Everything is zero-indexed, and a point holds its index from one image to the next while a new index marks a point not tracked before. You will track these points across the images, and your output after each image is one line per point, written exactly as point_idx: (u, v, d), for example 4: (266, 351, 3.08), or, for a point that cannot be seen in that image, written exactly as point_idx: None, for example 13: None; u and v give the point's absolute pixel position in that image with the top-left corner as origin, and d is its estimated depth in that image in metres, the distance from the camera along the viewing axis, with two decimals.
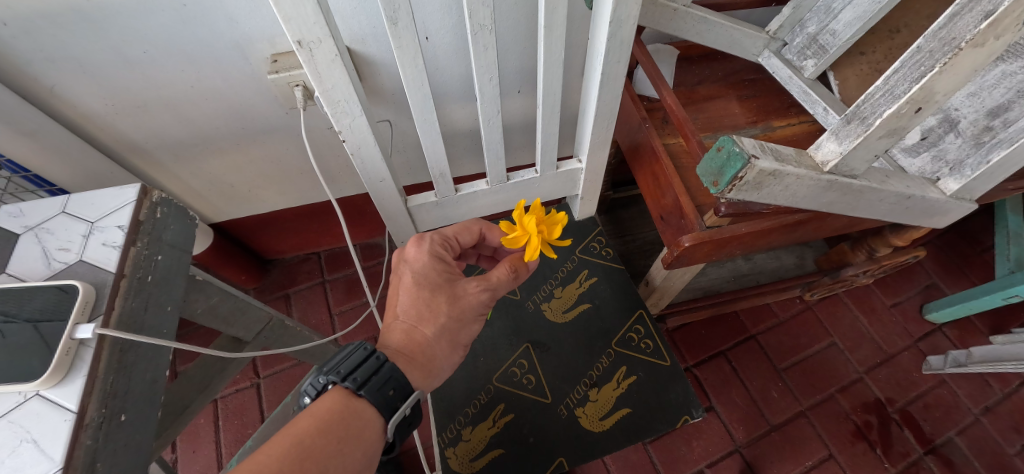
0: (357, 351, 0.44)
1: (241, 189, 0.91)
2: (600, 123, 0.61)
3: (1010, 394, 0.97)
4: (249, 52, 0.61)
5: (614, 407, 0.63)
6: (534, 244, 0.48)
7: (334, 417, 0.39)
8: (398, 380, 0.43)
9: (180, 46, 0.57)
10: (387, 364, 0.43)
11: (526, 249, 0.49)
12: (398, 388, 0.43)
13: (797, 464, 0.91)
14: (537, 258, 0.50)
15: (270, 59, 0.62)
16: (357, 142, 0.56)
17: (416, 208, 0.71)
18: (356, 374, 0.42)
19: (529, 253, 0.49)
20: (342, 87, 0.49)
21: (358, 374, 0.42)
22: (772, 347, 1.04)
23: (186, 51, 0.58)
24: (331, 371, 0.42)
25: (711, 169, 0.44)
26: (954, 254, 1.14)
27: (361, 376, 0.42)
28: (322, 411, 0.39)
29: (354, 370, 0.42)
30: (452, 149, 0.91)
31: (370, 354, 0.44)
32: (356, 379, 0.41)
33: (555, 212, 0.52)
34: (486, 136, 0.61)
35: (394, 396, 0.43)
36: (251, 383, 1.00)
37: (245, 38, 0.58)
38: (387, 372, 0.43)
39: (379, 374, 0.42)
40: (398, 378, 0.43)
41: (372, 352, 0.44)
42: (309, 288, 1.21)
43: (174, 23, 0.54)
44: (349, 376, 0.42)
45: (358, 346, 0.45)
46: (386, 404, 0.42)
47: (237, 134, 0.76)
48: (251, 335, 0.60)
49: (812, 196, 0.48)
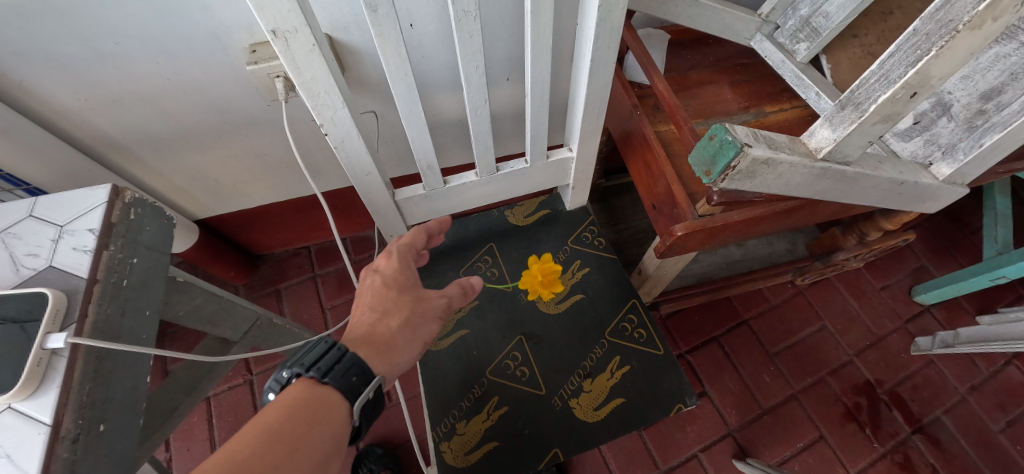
0: (320, 342, 0.42)
1: (226, 184, 0.89)
2: (590, 111, 0.59)
3: (995, 373, 1.00)
4: (226, 41, 0.58)
5: (608, 397, 0.63)
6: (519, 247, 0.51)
7: (299, 406, 0.38)
8: (362, 366, 0.42)
9: (155, 37, 0.54)
10: (350, 351, 0.42)
11: None
12: (361, 373, 0.42)
13: (787, 446, 0.92)
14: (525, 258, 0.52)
15: (250, 49, 0.59)
16: (340, 135, 0.54)
17: (405, 202, 0.67)
18: (320, 363, 0.41)
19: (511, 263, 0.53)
20: (322, 77, 0.47)
21: (321, 363, 0.41)
22: (764, 332, 1.05)
23: (162, 43, 0.56)
24: (294, 364, 0.41)
25: (703, 158, 0.43)
26: (943, 236, 1.14)
27: (325, 364, 0.41)
28: (287, 401, 0.38)
29: (318, 359, 0.41)
30: (440, 139, 0.89)
31: (333, 344, 0.42)
32: (319, 367, 0.40)
33: None
34: (473, 127, 0.59)
35: (358, 380, 0.42)
36: (244, 380, 0.99)
37: (222, 28, 0.56)
38: (350, 359, 0.42)
39: (342, 362, 0.41)
40: (361, 364, 0.42)
41: (334, 342, 0.43)
42: (299, 283, 1.19)
43: (147, 13, 0.51)
44: (313, 366, 0.40)
45: (321, 337, 0.43)
46: (352, 389, 0.41)
47: (218, 127, 0.74)
48: (237, 335, 0.58)
49: (806, 185, 0.46)
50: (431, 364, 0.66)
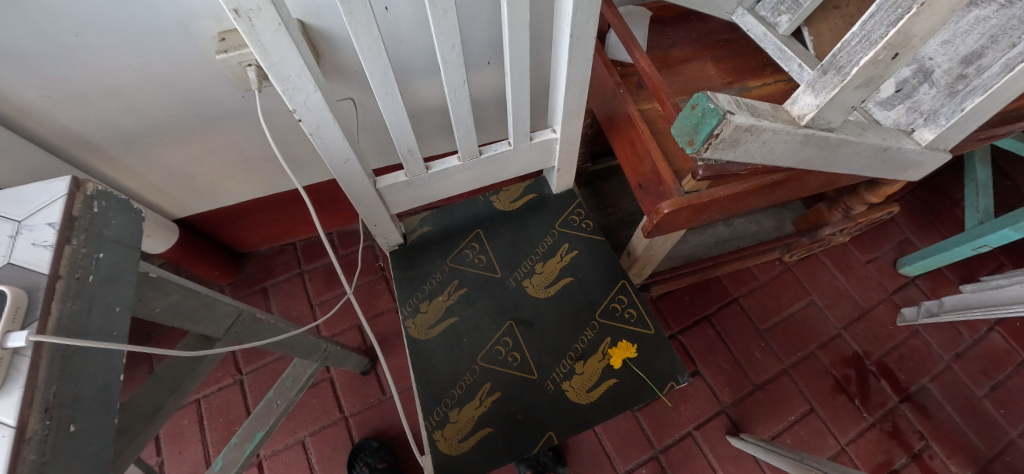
0: None
1: (204, 181, 0.87)
2: (572, 90, 0.58)
3: (978, 340, 1.02)
4: (193, 29, 0.56)
5: (600, 378, 0.63)
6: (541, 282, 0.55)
7: None
8: None
9: (118, 27, 0.52)
10: None
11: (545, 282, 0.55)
12: None
13: (780, 420, 0.94)
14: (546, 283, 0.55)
15: (219, 37, 0.57)
16: (315, 121, 0.52)
17: (387, 190, 0.65)
18: None
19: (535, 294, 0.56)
20: (292, 59, 0.45)
21: None
22: (754, 309, 1.06)
23: (125, 33, 0.53)
24: None
25: (685, 128, 0.42)
26: (926, 209, 1.16)
27: None
28: None
29: None
30: (422, 126, 0.87)
31: None
32: None
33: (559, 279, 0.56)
34: (452, 110, 0.57)
35: None
36: (234, 381, 0.97)
37: (188, 15, 0.53)
38: None
39: None
40: None
41: None
42: (286, 280, 1.17)
43: (109, 3, 0.48)
44: None
45: None
46: None
47: (192, 121, 0.71)
48: (219, 331, 0.56)
49: (790, 154, 0.46)
50: (421, 354, 0.65)
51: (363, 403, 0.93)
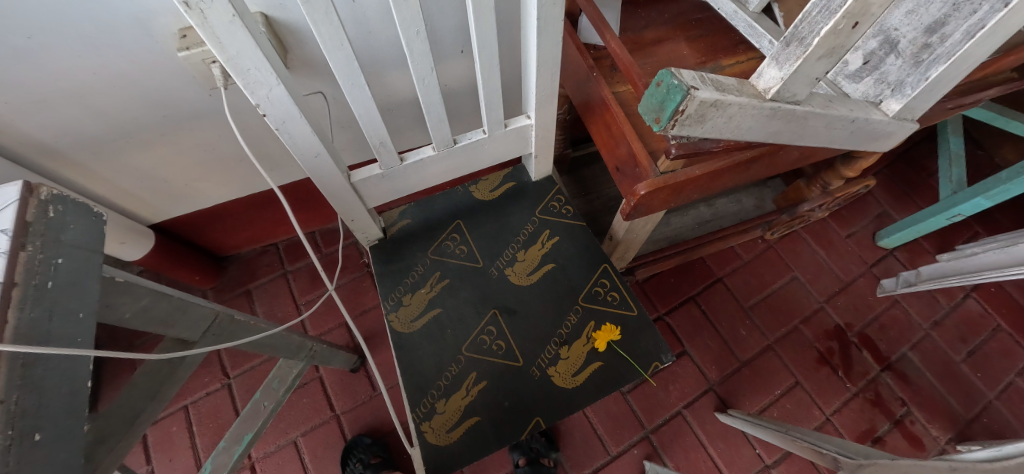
0: None
1: (177, 184, 0.84)
2: (543, 74, 0.58)
3: (955, 307, 1.05)
4: (152, 27, 0.53)
5: (585, 362, 0.63)
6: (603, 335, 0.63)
7: None
8: None
9: (74, 27, 0.49)
10: None
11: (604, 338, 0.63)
12: None
13: (766, 394, 0.96)
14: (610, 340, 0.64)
15: (180, 34, 0.55)
16: (280, 115, 0.51)
17: (361, 183, 0.64)
18: None
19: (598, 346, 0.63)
20: (249, 52, 0.43)
21: None
22: (738, 287, 1.07)
23: (82, 33, 0.50)
24: None
25: (652, 106, 0.41)
26: (903, 181, 1.18)
27: None
28: None
29: None
30: (398, 118, 0.86)
31: None
32: None
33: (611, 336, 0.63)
34: (423, 99, 0.56)
35: None
36: (222, 385, 0.96)
37: (146, 12, 0.51)
38: None
39: None
40: None
41: None
42: (270, 281, 1.16)
43: (60, 2, 0.45)
44: None
45: None
46: None
47: (159, 122, 0.69)
48: (197, 334, 0.56)
49: (758, 127, 0.46)
50: (405, 347, 0.64)
51: (354, 401, 0.93)
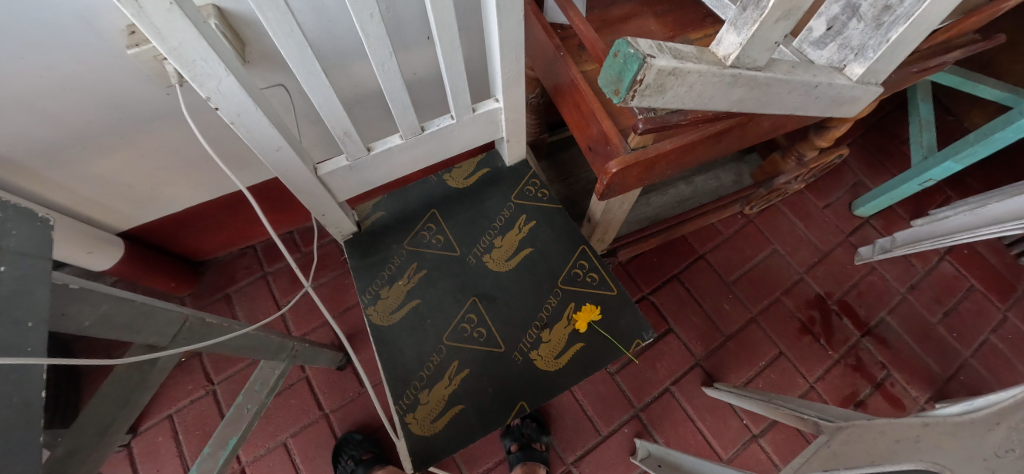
0: None
1: (141, 189, 0.81)
2: (508, 55, 0.56)
3: (930, 270, 1.07)
4: (98, 25, 0.49)
5: (567, 344, 0.63)
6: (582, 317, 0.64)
7: None
8: None
9: (17, 32, 0.45)
10: None
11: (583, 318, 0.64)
12: None
13: (751, 366, 0.97)
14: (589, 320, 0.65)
15: (128, 30, 0.51)
16: (234, 108, 0.48)
17: (329, 176, 0.63)
18: None
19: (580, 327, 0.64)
20: (194, 42, 0.39)
21: None
22: (720, 263, 1.08)
23: (25, 37, 0.47)
24: None
25: (610, 77, 0.40)
26: (876, 150, 1.19)
27: None
28: None
29: None
30: (367, 109, 0.84)
31: None
32: None
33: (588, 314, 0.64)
34: (384, 86, 0.55)
35: None
36: (206, 392, 0.94)
37: (90, 9, 0.47)
38: None
39: None
40: None
41: None
42: (250, 284, 1.14)
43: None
44: None
45: None
46: None
47: (117, 126, 0.66)
48: (167, 340, 0.53)
49: (720, 96, 0.46)
50: (384, 340, 0.63)
51: (342, 399, 0.92)
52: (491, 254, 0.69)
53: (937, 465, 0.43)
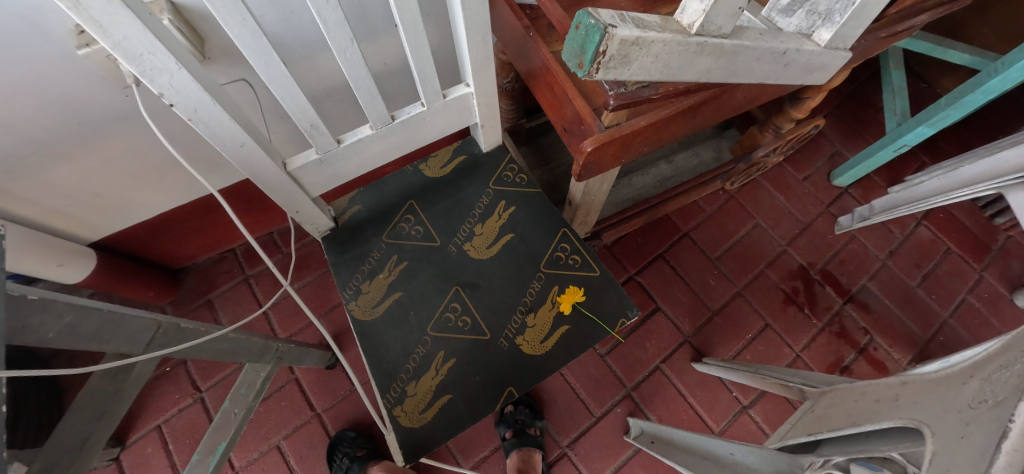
0: None
1: (109, 198, 0.78)
2: (475, 37, 0.54)
3: (908, 235, 1.10)
4: (45, 24, 0.46)
5: (553, 327, 0.63)
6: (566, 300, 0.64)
7: None
8: None
9: None
10: None
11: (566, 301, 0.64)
12: None
13: (739, 339, 0.99)
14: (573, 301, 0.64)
15: (76, 29, 0.47)
16: (190, 103, 0.45)
17: (299, 171, 0.61)
18: None
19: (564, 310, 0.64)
20: (139, 36, 0.35)
21: None
22: (704, 240, 1.09)
23: None
24: None
25: (574, 51, 0.39)
26: (852, 120, 1.21)
27: None
28: None
29: None
30: (337, 101, 0.82)
31: None
32: None
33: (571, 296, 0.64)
34: (349, 76, 0.52)
35: None
36: (194, 400, 0.93)
37: (35, 8, 0.43)
38: None
39: None
40: None
41: None
42: (232, 288, 1.12)
43: None
44: None
45: None
46: None
47: (77, 133, 0.62)
48: (140, 347, 0.50)
49: (687, 66, 0.45)
50: (368, 335, 0.62)
51: (334, 397, 0.92)
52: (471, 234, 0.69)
53: (914, 419, 0.35)
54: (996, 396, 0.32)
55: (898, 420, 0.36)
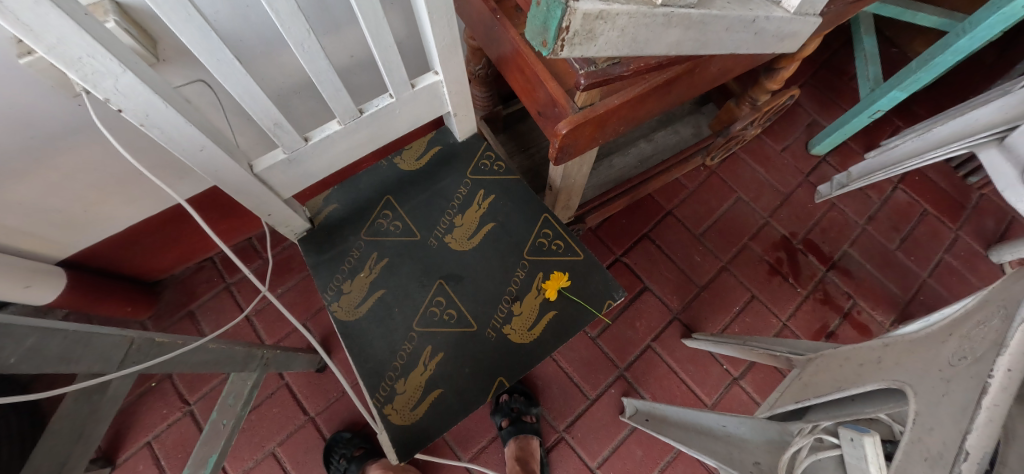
0: None
1: (74, 213, 0.74)
2: (441, 23, 0.52)
3: (885, 200, 1.11)
4: None
5: (539, 314, 0.63)
6: (550, 285, 0.64)
7: None
8: None
9: None
10: None
11: (550, 286, 0.64)
12: None
13: (726, 312, 1.00)
14: (557, 287, 0.64)
15: (15, 37, 0.44)
16: (140, 108, 0.41)
17: (267, 173, 0.59)
18: None
19: (549, 294, 0.63)
20: (74, 37, 0.32)
21: None
22: (688, 217, 1.09)
23: None
24: None
25: (536, 27, 0.37)
26: (827, 89, 1.21)
27: None
28: None
29: None
30: (303, 97, 0.79)
31: None
32: None
33: (555, 281, 0.64)
34: (310, 72, 0.50)
35: None
36: (183, 413, 0.91)
37: None
38: None
39: None
40: None
41: None
42: (213, 297, 1.10)
43: None
44: None
45: None
46: None
47: (31, 148, 0.58)
48: (113, 365, 0.48)
49: (656, 39, 0.43)
50: (353, 335, 0.61)
51: (326, 400, 0.91)
52: (452, 225, 0.68)
53: (896, 381, 0.35)
54: (975, 352, 0.31)
55: (882, 382, 0.37)
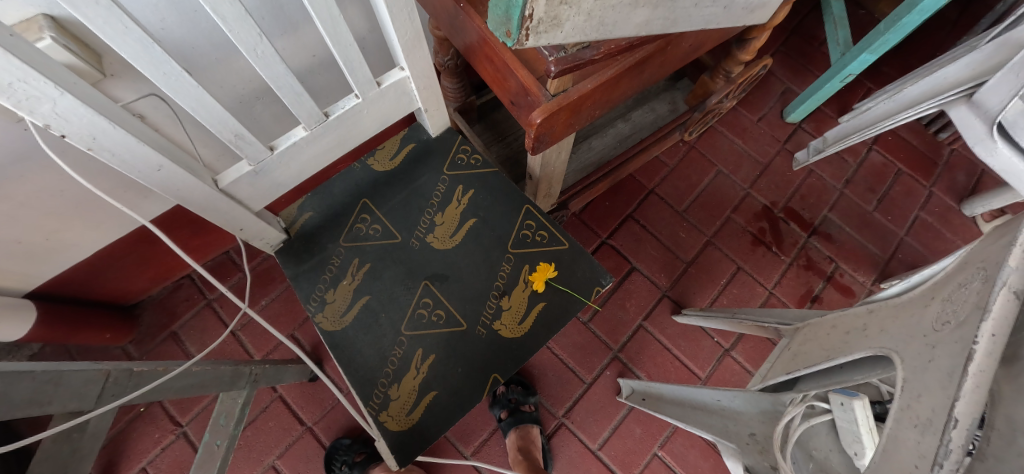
0: None
1: (35, 242, 0.70)
2: (400, 16, 0.49)
3: (860, 163, 1.13)
4: None
5: (528, 306, 0.63)
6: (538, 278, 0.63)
7: None
8: None
9: None
10: None
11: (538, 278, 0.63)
12: None
13: (714, 285, 1.02)
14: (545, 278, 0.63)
15: None
16: (85, 132, 0.38)
17: (233, 187, 0.56)
18: None
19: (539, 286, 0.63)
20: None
21: None
22: (670, 194, 1.10)
23: None
24: None
25: (499, 16, 0.35)
26: (799, 55, 1.22)
27: None
28: None
29: None
30: (266, 102, 0.75)
31: None
32: None
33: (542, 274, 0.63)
34: (268, 78, 0.47)
35: None
36: (177, 435, 0.90)
37: None
38: None
39: None
40: None
41: None
42: (195, 316, 1.07)
43: None
44: None
45: None
46: None
47: None
48: (92, 400, 0.46)
49: (624, 20, 0.42)
50: (341, 344, 0.60)
51: (323, 408, 0.90)
52: (433, 223, 0.67)
53: (884, 348, 0.37)
54: (957, 317, 0.32)
55: (870, 350, 0.38)
